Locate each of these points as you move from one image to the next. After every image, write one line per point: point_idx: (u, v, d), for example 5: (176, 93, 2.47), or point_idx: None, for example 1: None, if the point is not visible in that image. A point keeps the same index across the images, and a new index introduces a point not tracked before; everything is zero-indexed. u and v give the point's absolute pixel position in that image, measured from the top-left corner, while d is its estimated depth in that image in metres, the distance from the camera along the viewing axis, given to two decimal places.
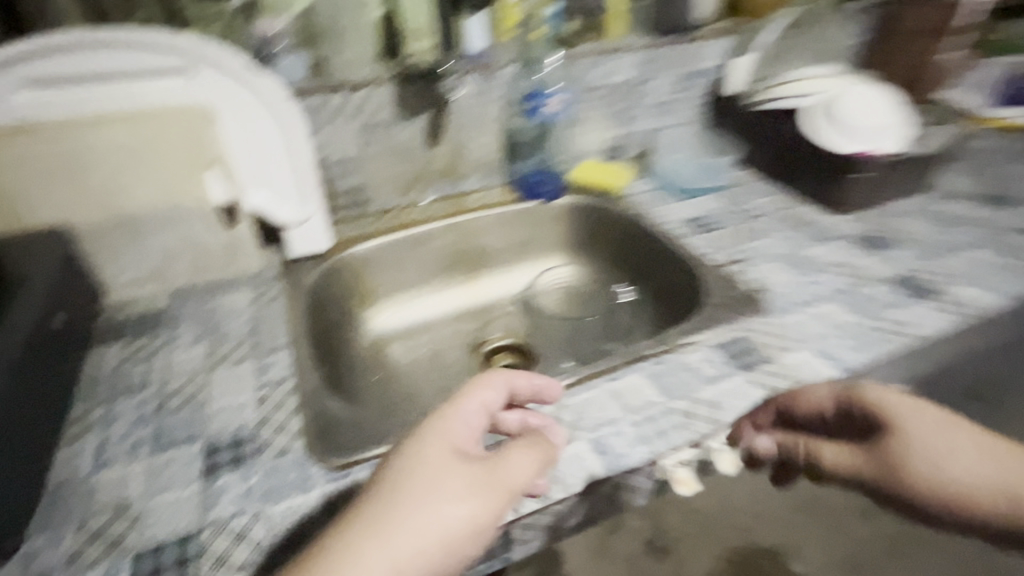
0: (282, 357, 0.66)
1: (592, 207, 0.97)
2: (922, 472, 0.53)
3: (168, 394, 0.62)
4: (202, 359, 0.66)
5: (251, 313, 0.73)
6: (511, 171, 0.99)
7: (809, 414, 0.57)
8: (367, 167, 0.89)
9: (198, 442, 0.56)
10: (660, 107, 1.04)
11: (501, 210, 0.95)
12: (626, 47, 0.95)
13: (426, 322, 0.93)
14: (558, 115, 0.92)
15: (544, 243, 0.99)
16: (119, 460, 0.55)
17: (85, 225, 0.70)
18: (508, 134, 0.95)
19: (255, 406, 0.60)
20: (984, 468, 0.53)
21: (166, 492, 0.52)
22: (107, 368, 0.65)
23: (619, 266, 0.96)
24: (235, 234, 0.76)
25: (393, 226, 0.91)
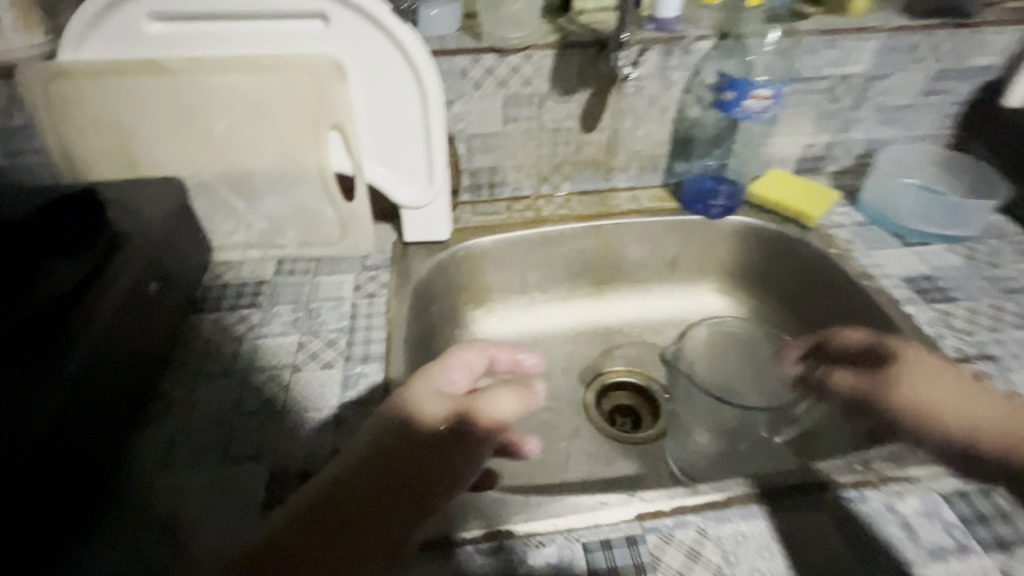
0: (374, 370, 0.57)
1: (773, 233, 0.76)
2: (915, 398, 0.49)
3: (248, 389, 0.54)
4: (291, 352, 0.58)
5: (353, 304, 0.64)
6: (676, 172, 0.81)
7: (861, 351, 0.56)
8: (507, 146, 0.75)
9: (266, 462, 0.48)
10: (894, 114, 0.78)
11: (658, 219, 0.78)
12: (871, 28, 0.70)
13: (539, 333, 0.80)
14: (766, 113, 0.69)
15: (699, 265, 0.81)
16: (182, 464, 0.48)
17: (202, 178, 0.64)
18: (684, 126, 0.77)
19: (334, 430, 0.51)
20: (994, 417, 0.45)
21: (218, 523, 0.44)
22: (195, 341, 0.59)
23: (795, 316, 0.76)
24: (350, 209, 0.67)
25: (525, 219, 0.77)
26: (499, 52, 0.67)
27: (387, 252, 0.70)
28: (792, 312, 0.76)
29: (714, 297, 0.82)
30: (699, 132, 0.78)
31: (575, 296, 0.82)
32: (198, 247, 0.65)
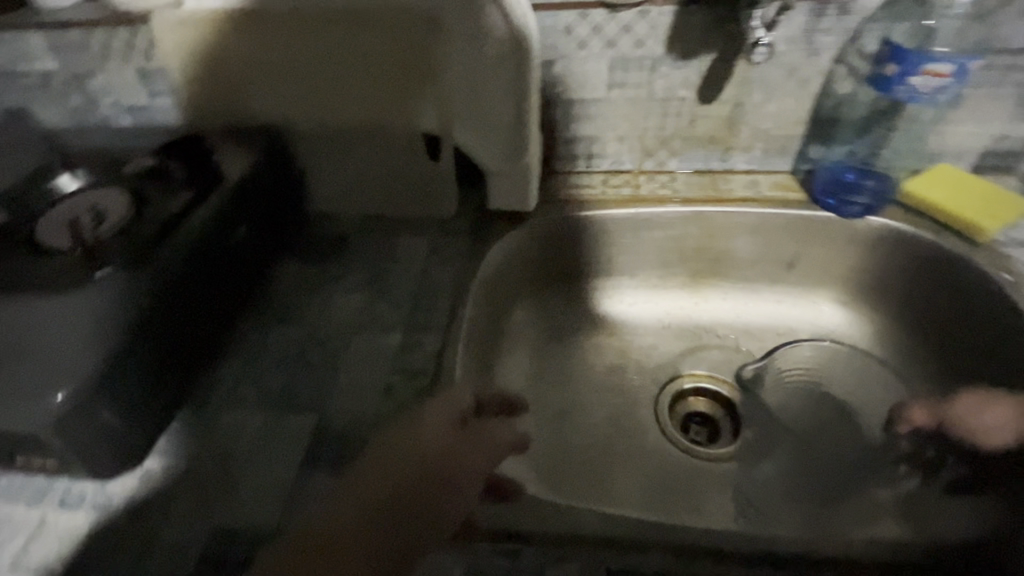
0: (431, 342, 0.56)
1: (922, 245, 0.63)
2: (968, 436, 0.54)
3: (313, 342, 0.56)
4: (357, 311, 0.59)
5: (423, 270, 0.63)
6: (810, 157, 0.68)
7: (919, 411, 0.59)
8: (610, 114, 0.67)
9: (315, 416, 0.50)
10: None
11: (778, 213, 0.67)
12: None
13: (618, 322, 0.72)
14: (939, 97, 0.55)
15: (821, 271, 0.69)
16: (246, 401, 0.52)
17: (298, 129, 0.66)
18: (829, 104, 0.64)
19: (381, 397, 0.51)
20: None
21: (265, 468, 0.47)
22: (277, 285, 0.62)
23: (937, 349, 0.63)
24: (436, 169, 0.66)
25: (620, 197, 0.70)
26: (611, 8, 0.59)
27: (466, 219, 0.68)
28: (934, 344, 0.64)
29: (834, 311, 0.70)
30: (848, 112, 0.65)
31: (665, 288, 0.73)
32: (293, 193, 0.68)
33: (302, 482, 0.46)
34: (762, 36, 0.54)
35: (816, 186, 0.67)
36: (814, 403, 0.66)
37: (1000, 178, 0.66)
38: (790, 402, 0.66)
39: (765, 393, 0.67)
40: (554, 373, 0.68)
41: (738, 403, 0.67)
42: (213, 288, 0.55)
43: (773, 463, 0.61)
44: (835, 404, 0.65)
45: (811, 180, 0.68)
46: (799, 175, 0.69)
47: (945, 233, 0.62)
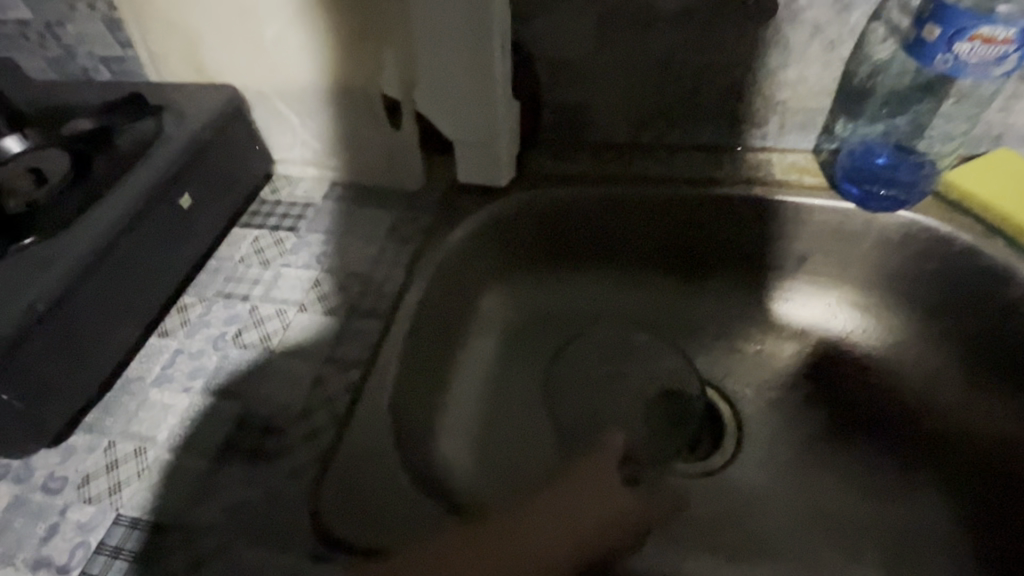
0: (373, 329, 0.52)
1: (962, 247, 0.53)
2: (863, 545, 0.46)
3: (255, 319, 0.54)
4: (306, 288, 0.56)
5: (381, 248, 0.58)
6: (835, 135, 0.58)
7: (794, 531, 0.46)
8: (600, 78, 0.59)
9: (242, 400, 0.48)
10: None
11: (794, 201, 0.57)
12: None
13: (599, 315, 0.65)
14: (997, 69, 0.44)
15: (839, 271, 0.59)
16: (179, 377, 0.50)
17: (258, 87, 0.62)
18: (863, 71, 0.54)
19: (308, 389, 0.48)
20: None
21: (184, 449, 0.46)
22: (232, 253, 0.60)
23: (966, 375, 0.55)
24: (397, 137, 0.60)
25: (608, 173, 0.61)
26: None
27: (436, 191, 0.63)
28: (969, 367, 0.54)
29: (852, 318, 0.60)
30: (885, 82, 0.54)
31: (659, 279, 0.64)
32: (256, 156, 0.64)
33: (214, 473, 0.44)
34: None
35: (840, 170, 0.57)
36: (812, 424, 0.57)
37: None
38: (784, 420, 0.58)
39: (758, 407, 0.59)
40: (521, 371, 0.62)
41: (732, 418, 0.59)
42: (154, 254, 0.53)
43: (753, 488, 0.55)
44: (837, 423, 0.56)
45: (834, 162, 0.58)
46: (821, 156, 0.59)
47: (991, 234, 0.52)
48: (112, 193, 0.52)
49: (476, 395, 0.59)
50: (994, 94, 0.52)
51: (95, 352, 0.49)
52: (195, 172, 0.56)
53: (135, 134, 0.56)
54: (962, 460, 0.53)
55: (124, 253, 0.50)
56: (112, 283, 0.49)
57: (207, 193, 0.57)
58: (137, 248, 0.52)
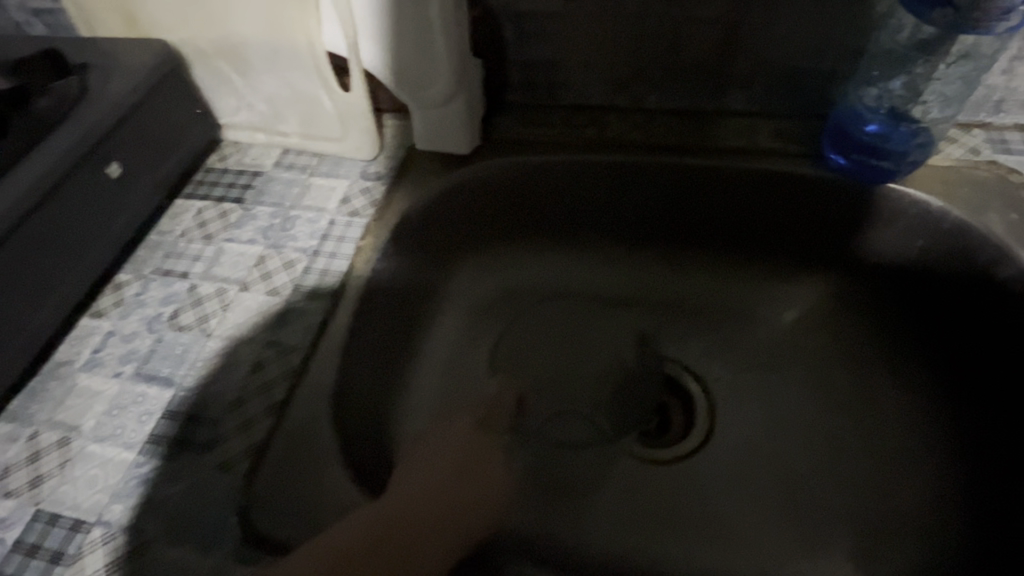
0: (316, 310, 0.48)
1: (954, 224, 0.48)
2: None
3: (194, 298, 0.50)
4: (249, 264, 0.52)
5: (331, 221, 0.54)
6: (825, 100, 0.54)
7: None
8: (569, 36, 0.54)
9: (174, 388, 0.45)
10: None
11: (775, 173, 0.52)
12: None
13: (568, 290, 0.61)
14: (997, 24, 0.40)
15: (822, 247, 0.55)
16: (108, 362, 0.47)
17: (197, 45, 0.56)
18: (854, 29, 0.49)
19: (245, 374, 0.45)
20: None
21: (112, 439, 0.43)
22: (173, 227, 0.56)
23: (952, 359, 0.50)
24: (347, 101, 0.55)
25: (576, 142, 0.56)
26: None
27: (393, 159, 0.58)
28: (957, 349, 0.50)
29: (827, 292, 0.57)
30: (879, 40, 0.49)
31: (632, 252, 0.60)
32: (198, 121, 0.59)
33: (140, 465, 0.42)
34: None
35: (826, 139, 0.52)
36: (787, 410, 0.54)
37: None
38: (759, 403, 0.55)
39: (728, 391, 0.56)
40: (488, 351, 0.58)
41: (709, 400, 0.56)
42: (80, 223, 0.50)
43: (722, 475, 0.52)
44: (813, 410, 0.54)
45: (821, 130, 0.53)
46: (807, 124, 0.54)
47: (983, 208, 0.48)
48: (28, 158, 0.48)
49: (436, 378, 0.56)
50: (993, 53, 0.47)
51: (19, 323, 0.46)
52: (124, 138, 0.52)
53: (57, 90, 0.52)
54: (943, 448, 0.49)
55: (44, 222, 0.47)
56: (34, 253, 0.47)
57: (138, 161, 0.54)
58: (62, 216, 0.48)
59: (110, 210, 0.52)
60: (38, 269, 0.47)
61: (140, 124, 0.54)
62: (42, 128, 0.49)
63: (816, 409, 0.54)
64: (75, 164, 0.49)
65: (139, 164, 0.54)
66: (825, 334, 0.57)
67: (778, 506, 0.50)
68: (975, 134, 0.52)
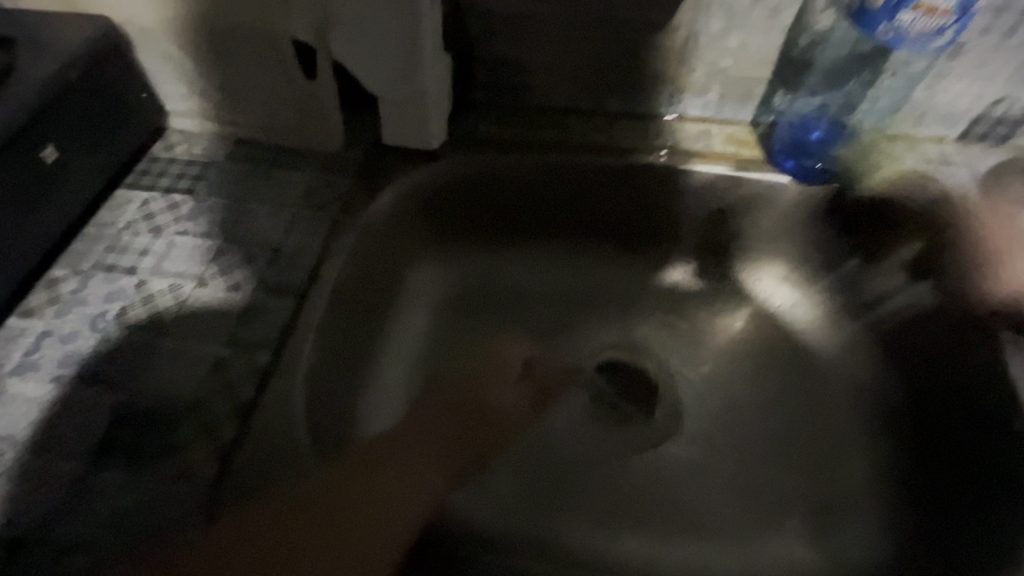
0: (281, 307, 0.46)
1: (885, 222, 0.54)
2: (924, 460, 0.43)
3: (143, 296, 0.47)
4: (207, 259, 0.49)
5: (293, 215, 0.52)
6: (773, 108, 0.57)
7: None
8: (537, 36, 0.55)
9: (123, 393, 0.41)
10: None
11: (730, 176, 0.56)
12: None
13: (533, 287, 0.62)
14: (931, 40, 0.43)
15: (768, 245, 0.60)
16: (44, 366, 0.43)
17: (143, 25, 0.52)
18: (803, 41, 0.53)
19: (206, 375, 0.42)
20: None
21: (52, 451, 0.39)
22: (114, 220, 0.51)
23: (876, 346, 0.56)
24: (314, 90, 0.53)
25: (544, 141, 0.58)
26: None
27: (358, 153, 0.57)
28: (881, 336, 0.56)
29: (776, 285, 0.60)
30: (824, 54, 0.54)
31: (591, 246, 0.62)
32: (141, 106, 0.55)
33: (87, 477, 0.38)
34: None
35: (776, 143, 0.56)
36: (742, 399, 0.57)
37: (994, 150, 0.56)
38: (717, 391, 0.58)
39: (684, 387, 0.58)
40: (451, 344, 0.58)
41: (671, 391, 0.58)
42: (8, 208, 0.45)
43: (687, 466, 0.54)
44: (765, 399, 0.57)
45: (771, 135, 0.57)
46: (759, 128, 0.58)
47: (906, 211, 0.54)
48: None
49: (404, 377, 0.55)
50: (924, 70, 0.52)
51: None
52: (59, 119, 0.47)
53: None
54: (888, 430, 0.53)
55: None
56: None
57: (73, 146, 0.49)
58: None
59: (39, 197, 0.47)
60: None
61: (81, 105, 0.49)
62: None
63: (770, 398, 0.57)
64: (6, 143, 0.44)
65: (75, 149, 0.49)
66: (774, 326, 0.60)
67: (743, 492, 0.53)
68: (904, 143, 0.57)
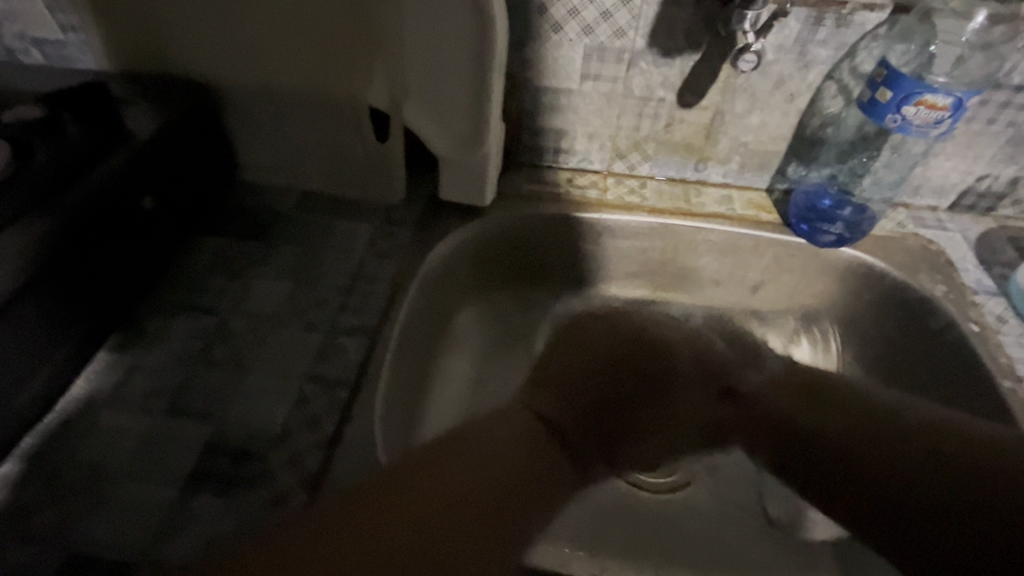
0: (356, 346, 0.50)
1: (891, 282, 0.59)
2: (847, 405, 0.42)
3: (225, 333, 0.50)
4: (281, 301, 0.53)
5: (361, 262, 0.56)
6: (787, 176, 0.64)
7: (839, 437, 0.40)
8: (581, 111, 0.62)
9: (213, 423, 0.44)
10: None
11: (750, 235, 0.62)
12: None
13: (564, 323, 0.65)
14: (932, 130, 0.50)
15: (785, 298, 0.65)
16: (138, 398, 0.45)
17: (232, 90, 0.58)
18: (815, 122, 0.60)
19: (288, 410, 0.45)
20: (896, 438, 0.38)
21: (147, 476, 0.41)
22: (195, 263, 0.56)
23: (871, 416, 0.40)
24: (385, 151, 0.60)
25: (583, 199, 0.64)
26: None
27: (417, 207, 0.62)
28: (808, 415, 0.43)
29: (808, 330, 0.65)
30: (833, 133, 0.61)
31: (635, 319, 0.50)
32: (225, 160, 0.60)
33: (183, 503, 0.40)
34: (753, 41, 0.49)
35: (792, 208, 0.63)
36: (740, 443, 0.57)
37: (979, 218, 0.64)
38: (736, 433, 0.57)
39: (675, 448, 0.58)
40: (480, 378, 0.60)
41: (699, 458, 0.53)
42: (147, 227, 0.50)
43: (716, 504, 0.58)
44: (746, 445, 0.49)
45: (786, 202, 0.64)
46: (773, 195, 0.65)
47: (914, 269, 0.59)
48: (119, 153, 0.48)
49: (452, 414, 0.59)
50: (921, 151, 0.60)
51: (51, 354, 0.43)
52: (180, 163, 0.53)
53: (139, 102, 0.53)
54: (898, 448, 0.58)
55: (124, 225, 0.47)
56: (111, 251, 0.46)
57: (183, 189, 0.54)
58: (140, 223, 0.49)
59: (162, 226, 0.52)
60: (106, 269, 0.46)
61: (197, 144, 0.55)
62: (131, 129, 0.50)
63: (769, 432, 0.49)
64: (154, 176, 0.50)
65: (189, 187, 0.55)
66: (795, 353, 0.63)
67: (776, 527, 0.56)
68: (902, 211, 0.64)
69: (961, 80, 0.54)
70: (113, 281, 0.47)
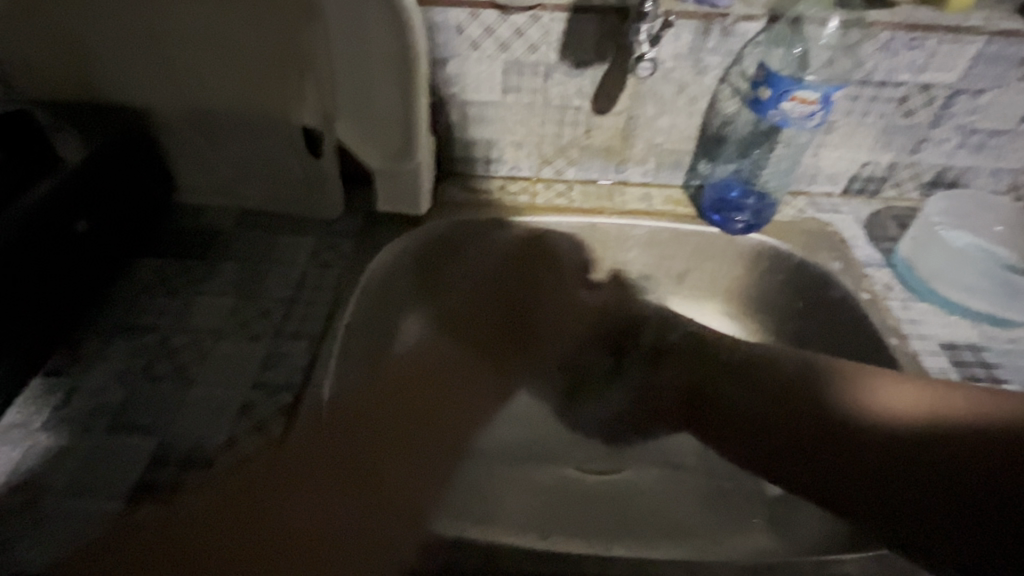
0: (299, 352, 0.51)
1: (796, 262, 0.65)
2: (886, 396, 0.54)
3: (166, 352, 0.51)
4: (223, 315, 0.54)
5: (301, 273, 0.58)
6: (699, 173, 0.71)
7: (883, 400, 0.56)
8: (506, 123, 0.66)
9: (156, 436, 0.45)
10: (966, 139, 0.66)
11: (671, 227, 0.67)
12: (957, 29, 0.57)
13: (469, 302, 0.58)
14: (810, 120, 0.56)
15: (709, 283, 0.71)
16: (76, 419, 0.45)
17: (163, 114, 0.60)
18: (716, 122, 0.66)
19: (233, 417, 0.46)
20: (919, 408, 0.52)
21: (90, 491, 0.41)
22: (131, 284, 0.56)
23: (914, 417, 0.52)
24: (319, 166, 0.62)
25: (516, 205, 0.68)
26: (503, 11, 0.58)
27: (357, 220, 0.64)
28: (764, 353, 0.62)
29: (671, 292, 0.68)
30: (733, 131, 0.68)
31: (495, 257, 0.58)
32: (163, 185, 0.61)
33: (128, 513, 0.40)
34: (648, 49, 0.55)
35: (706, 201, 0.69)
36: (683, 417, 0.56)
37: (868, 201, 0.71)
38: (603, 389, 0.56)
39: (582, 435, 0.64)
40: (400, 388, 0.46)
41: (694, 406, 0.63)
42: (82, 253, 0.50)
43: (658, 481, 0.61)
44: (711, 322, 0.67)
45: (700, 195, 0.71)
46: (689, 190, 0.71)
47: (815, 248, 0.65)
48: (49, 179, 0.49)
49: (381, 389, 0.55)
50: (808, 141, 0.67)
51: None
52: (114, 189, 0.54)
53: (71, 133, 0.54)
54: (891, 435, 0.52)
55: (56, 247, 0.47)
56: (42, 273, 0.47)
57: (120, 217, 0.55)
58: (73, 246, 0.49)
59: (98, 251, 0.52)
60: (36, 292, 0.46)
61: (130, 169, 0.56)
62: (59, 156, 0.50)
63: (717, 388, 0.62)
64: (85, 201, 0.50)
65: (125, 213, 0.56)
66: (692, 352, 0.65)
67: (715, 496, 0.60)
68: (801, 198, 0.72)
69: (832, 78, 0.61)
70: (46, 306, 0.47)
